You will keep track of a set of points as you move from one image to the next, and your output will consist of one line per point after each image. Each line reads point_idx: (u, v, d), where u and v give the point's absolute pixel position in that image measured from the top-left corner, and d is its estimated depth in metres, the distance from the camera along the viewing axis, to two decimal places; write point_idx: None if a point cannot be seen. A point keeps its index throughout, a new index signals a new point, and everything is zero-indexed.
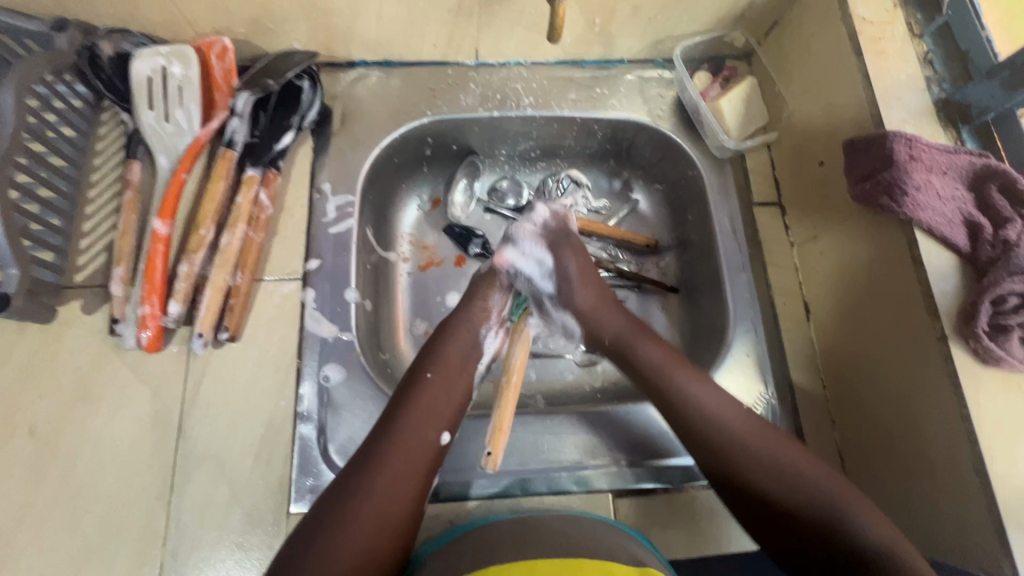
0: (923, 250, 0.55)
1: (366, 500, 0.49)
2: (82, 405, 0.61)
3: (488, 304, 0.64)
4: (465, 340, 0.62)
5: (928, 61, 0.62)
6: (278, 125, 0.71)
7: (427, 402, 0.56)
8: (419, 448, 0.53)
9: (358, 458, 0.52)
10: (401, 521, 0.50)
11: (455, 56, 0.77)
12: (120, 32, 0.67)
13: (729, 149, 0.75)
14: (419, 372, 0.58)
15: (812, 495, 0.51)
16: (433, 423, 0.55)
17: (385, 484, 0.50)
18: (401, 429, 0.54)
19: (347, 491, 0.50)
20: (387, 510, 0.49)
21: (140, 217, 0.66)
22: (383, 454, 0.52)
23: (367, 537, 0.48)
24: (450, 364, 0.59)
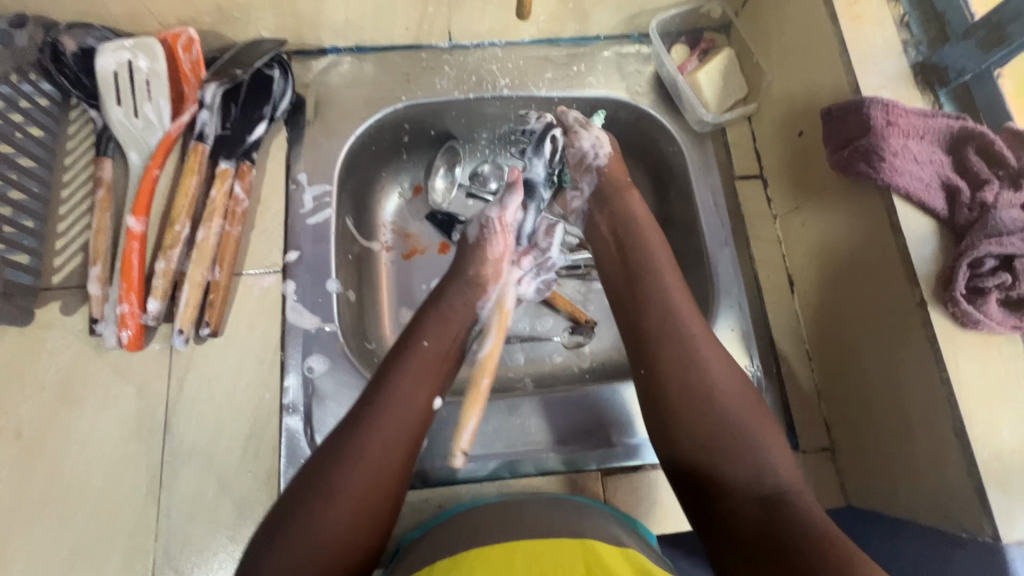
0: (901, 216, 0.54)
1: (355, 467, 0.48)
2: (67, 405, 0.61)
3: (483, 277, 0.65)
4: (460, 311, 0.63)
5: (904, 24, 0.61)
6: (250, 116, 0.70)
7: (421, 367, 0.56)
8: (410, 412, 0.53)
9: (347, 421, 0.52)
10: (383, 499, 0.49)
11: (428, 39, 0.76)
12: (81, 26, 0.65)
13: (708, 123, 0.75)
14: (415, 339, 0.58)
15: (738, 453, 0.49)
16: (423, 389, 0.55)
17: (376, 448, 0.50)
18: (393, 392, 0.53)
19: (330, 456, 0.49)
20: (378, 479, 0.49)
21: (114, 216, 0.66)
22: (375, 416, 0.51)
23: (355, 506, 0.47)
24: (442, 333, 0.60)
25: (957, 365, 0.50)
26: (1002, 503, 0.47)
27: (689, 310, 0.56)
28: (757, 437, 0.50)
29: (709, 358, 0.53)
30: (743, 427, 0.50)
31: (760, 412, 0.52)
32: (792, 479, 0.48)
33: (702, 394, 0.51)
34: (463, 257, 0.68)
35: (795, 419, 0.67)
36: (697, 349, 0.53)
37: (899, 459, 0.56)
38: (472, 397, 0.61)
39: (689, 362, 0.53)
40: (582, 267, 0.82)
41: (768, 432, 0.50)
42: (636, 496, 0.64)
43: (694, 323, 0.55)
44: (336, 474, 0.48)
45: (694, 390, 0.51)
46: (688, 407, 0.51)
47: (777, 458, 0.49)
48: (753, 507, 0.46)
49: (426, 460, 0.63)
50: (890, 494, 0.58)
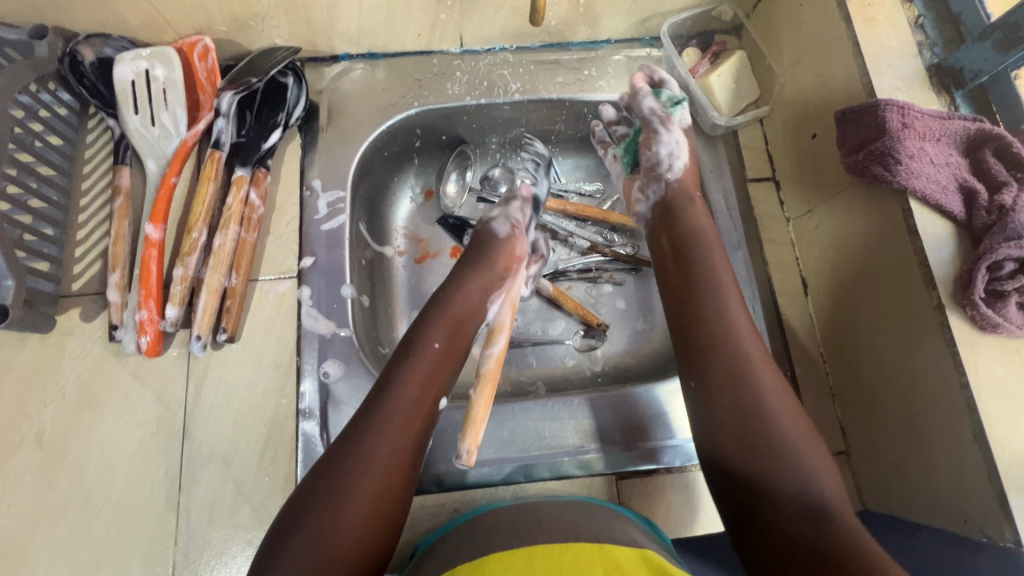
0: (918, 219, 0.54)
1: (364, 475, 0.49)
2: (87, 411, 0.62)
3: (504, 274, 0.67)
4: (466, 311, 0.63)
5: (919, 25, 0.60)
6: (265, 124, 0.70)
7: (429, 373, 0.56)
8: (417, 417, 0.54)
9: (354, 424, 0.52)
10: (392, 504, 0.50)
11: (440, 44, 0.77)
12: (99, 36, 0.66)
13: (720, 126, 0.74)
14: (422, 342, 0.58)
15: (786, 466, 0.49)
16: (428, 394, 0.56)
17: (385, 454, 0.50)
18: (399, 396, 0.54)
19: (339, 464, 0.49)
20: (386, 486, 0.50)
21: (132, 223, 0.67)
22: (383, 421, 0.52)
23: (364, 513, 0.48)
24: (451, 334, 0.60)
25: (976, 369, 0.50)
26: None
27: (745, 324, 0.56)
28: (801, 450, 0.49)
29: (761, 370, 0.53)
30: (791, 443, 0.50)
31: (807, 429, 0.51)
32: (836, 492, 0.48)
33: (754, 407, 0.51)
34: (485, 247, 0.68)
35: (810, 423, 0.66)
36: (746, 353, 0.54)
37: (916, 463, 0.56)
38: (484, 379, 0.61)
39: (738, 366, 0.53)
40: (594, 268, 0.81)
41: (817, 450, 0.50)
42: (651, 500, 0.65)
43: (748, 338, 0.54)
44: (346, 482, 0.48)
45: (748, 403, 0.51)
46: (738, 420, 0.51)
47: (821, 470, 0.49)
48: (794, 514, 0.47)
49: (439, 464, 0.63)
50: (908, 499, 0.58)
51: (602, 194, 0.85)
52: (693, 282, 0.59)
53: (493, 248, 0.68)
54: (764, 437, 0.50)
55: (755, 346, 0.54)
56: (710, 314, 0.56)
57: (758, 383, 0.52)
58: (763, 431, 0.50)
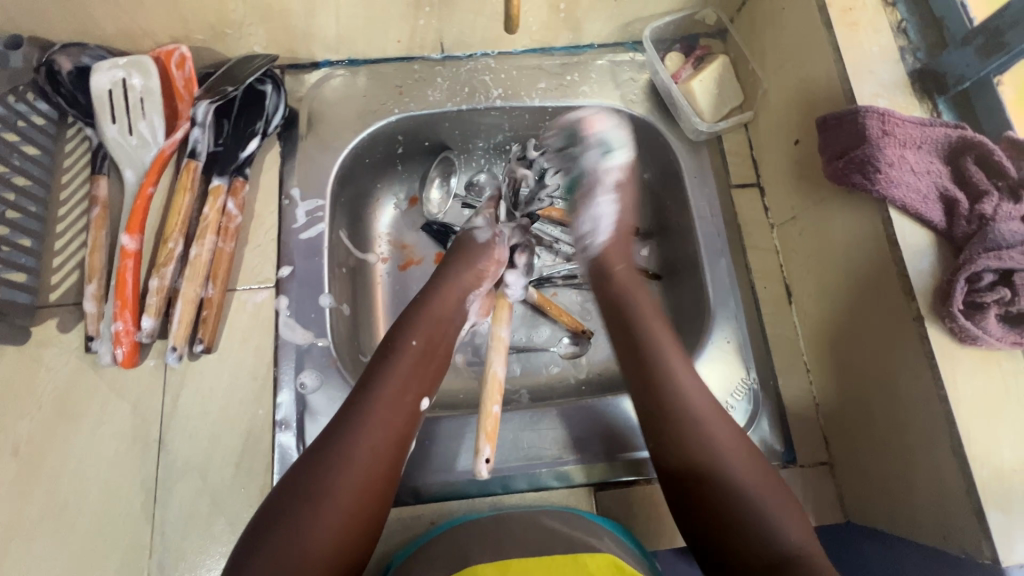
0: (897, 228, 0.53)
1: (344, 472, 0.48)
2: (63, 422, 0.62)
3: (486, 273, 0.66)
4: (449, 307, 0.62)
5: (901, 29, 0.59)
6: (243, 131, 0.70)
7: (409, 372, 0.56)
8: (399, 416, 0.53)
9: (336, 422, 0.51)
10: (371, 505, 0.49)
11: (420, 50, 0.76)
12: (76, 45, 0.66)
13: (703, 132, 0.74)
14: (402, 339, 0.58)
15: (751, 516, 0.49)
16: (411, 395, 0.55)
17: (365, 453, 0.50)
18: (381, 394, 0.53)
19: (318, 463, 0.49)
20: (367, 483, 0.49)
21: (110, 233, 0.66)
22: (365, 420, 0.51)
23: (344, 511, 0.47)
24: (431, 332, 0.59)
25: (955, 382, 0.49)
26: (1002, 524, 0.46)
27: (690, 380, 0.56)
28: (762, 499, 0.50)
29: (699, 404, 0.54)
30: (739, 476, 0.51)
31: (765, 476, 0.52)
32: (803, 538, 0.48)
33: (709, 461, 0.51)
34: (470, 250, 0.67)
35: (793, 433, 0.66)
36: (683, 389, 0.55)
37: (897, 476, 0.55)
38: (490, 386, 0.61)
39: (677, 401, 0.54)
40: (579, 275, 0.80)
41: (767, 481, 0.51)
42: (632, 513, 0.63)
43: (695, 396, 0.55)
44: (326, 479, 0.48)
45: (702, 461, 0.51)
46: (697, 468, 0.51)
47: (778, 509, 0.49)
48: (762, 566, 0.47)
49: (417, 476, 0.63)
50: (888, 512, 0.57)
51: None
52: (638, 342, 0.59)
53: (474, 250, 0.67)
54: (724, 491, 0.50)
55: (688, 379, 0.56)
56: (658, 373, 0.56)
57: (696, 415, 0.54)
58: (722, 484, 0.50)
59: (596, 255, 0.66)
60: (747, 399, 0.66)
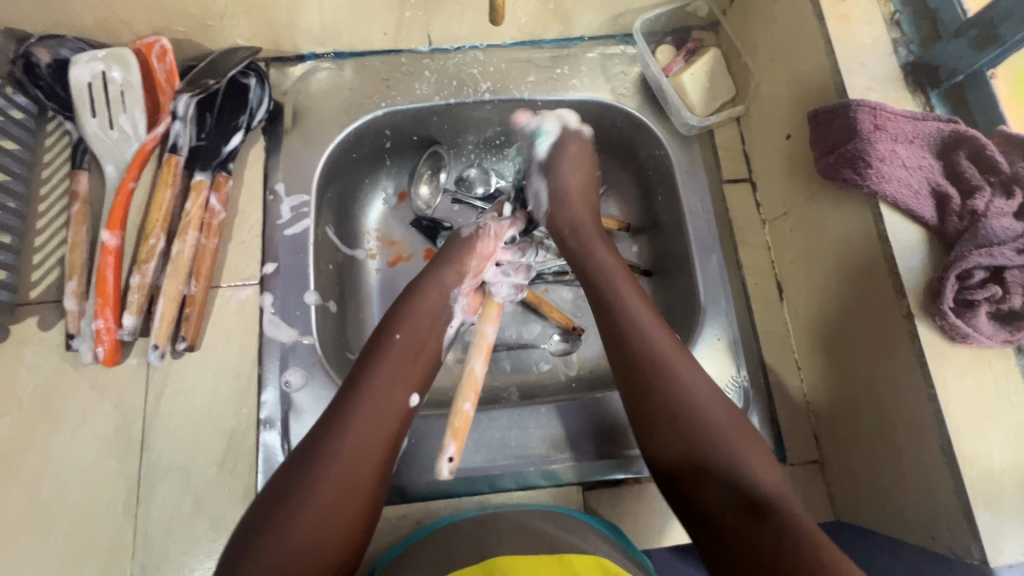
0: (888, 225, 0.52)
1: (328, 467, 0.47)
2: (44, 422, 0.61)
3: (467, 269, 0.65)
4: (437, 302, 0.62)
5: (894, 22, 0.58)
6: (226, 126, 0.69)
7: (394, 364, 0.55)
8: (388, 411, 0.52)
9: (325, 419, 0.51)
10: (361, 499, 0.48)
11: (407, 43, 0.75)
12: (54, 38, 0.65)
13: (694, 126, 0.73)
14: (387, 335, 0.57)
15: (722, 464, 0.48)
16: (399, 388, 0.54)
17: (352, 447, 0.49)
18: (369, 390, 0.52)
19: (304, 461, 0.48)
20: (354, 477, 0.48)
21: (91, 229, 0.65)
22: (350, 415, 0.50)
23: (331, 503, 0.46)
24: (416, 326, 0.59)
25: (945, 379, 0.48)
26: (990, 525, 0.45)
27: (666, 341, 0.55)
28: (735, 445, 0.49)
29: (678, 368, 0.53)
30: (718, 437, 0.49)
31: (741, 426, 0.50)
32: (775, 483, 0.47)
33: (680, 408, 0.51)
34: (452, 248, 0.67)
35: (784, 432, 0.65)
36: (659, 354, 0.53)
37: (887, 475, 0.54)
38: (465, 383, 0.60)
39: (652, 366, 0.53)
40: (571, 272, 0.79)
41: (749, 443, 0.49)
42: (620, 510, 0.63)
43: (667, 347, 0.54)
44: (314, 475, 0.47)
45: (673, 410, 0.51)
46: (675, 432, 0.50)
47: (757, 470, 0.47)
48: (733, 510, 0.46)
49: (403, 476, 0.62)
50: (877, 509, 0.56)
51: None
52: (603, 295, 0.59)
53: (458, 247, 0.66)
54: (694, 436, 0.49)
55: (662, 342, 0.54)
56: (626, 323, 0.56)
57: (673, 378, 0.52)
58: (694, 430, 0.50)
59: (568, 202, 0.69)
60: (736, 397, 0.65)
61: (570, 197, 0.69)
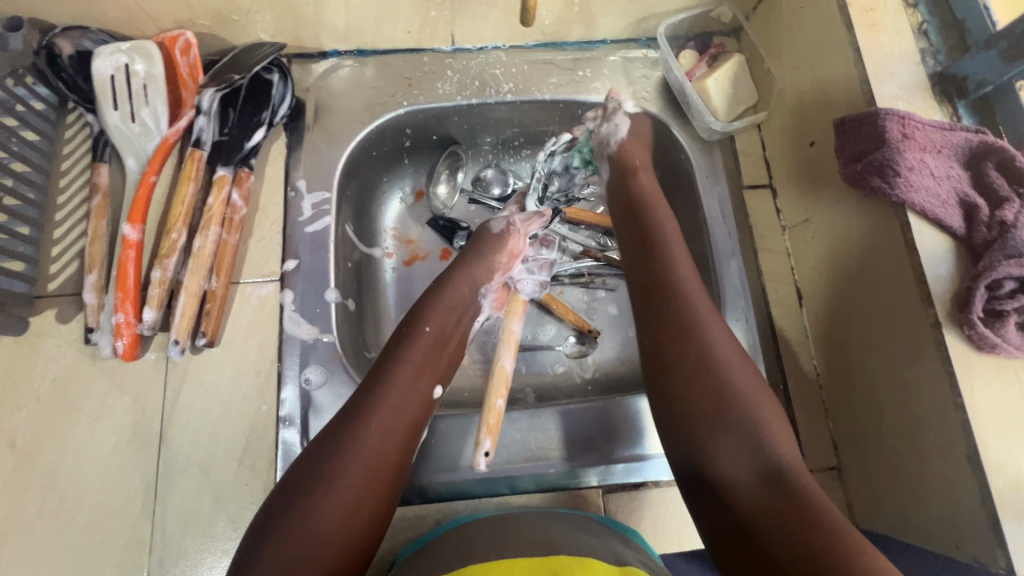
0: (916, 234, 0.52)
1: (357, 452, 0.47)
2: (62, 415, 0.60)
3: (493, 265, 0.65)
4: (465, 295, 0.62)
5: (922, 31, 0.59)
6: (248, 120, 0.68)
7: (423, 356, 0.55)
8: (413, 401, 0.52)
9: (352, 404, 0.51)
10: (384, 484, 0.48)
11: (431, 42, 0.75)
12: (78, 29, 0.64)
13: (717, 131, 0.73)
14: (417, 325, 0.57)
15: (746, 435, 0.47)
16: (423, 377, 0.54)
17: (379, 432, 0.49)
18: (398, 379, 0.52)
19: (333, 444, 0.48)
20: (381, 464, 0.48)
21: (111, 223, 0.65)
22: (380, 400, 0.50)
23: (357, 486, 0.46)
24: (445, 319, 0.59)
25: (971, 387, 0.49)
26: (1016, 535, 0.45)
27: (699, 298, 0.54)
28: (753, 411, 0.48)
29: (709, 328, 0.52)
30: (743, 403, 0.49)
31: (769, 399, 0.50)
32: (794, 455, 0.47)
33: (703, 364, 0.50)
34: (480, 241, 0.67)
35: (802, 437, 0.65)
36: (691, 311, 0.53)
37: (911, 483, 0.55)
38: (496, 379, 0.61)
39: (682, 324, 0.52)
40: (586, 274, 0.79)
41: (770, 409, 0.49)
42: (639, 514, 0.63)
43: (702, 304, 0.54)
44: (342, 458, 0.47)
45: (697, 368, 0.51)
46: (696, 388, 0.50)
47: (778, 439, 0.47)
48: (749, 486, 0.45)
49: (422, 476, 0.62)
50: (899, 517, 0.57)
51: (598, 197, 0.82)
52: (650, 246, 0.58)
53: (486, 242, 0.67)
54: (715, 393, 0.49)
55: (694, 295, 0.54)
56: (664, 272, 0.56)
57: (697, 332, 0.52)
58: (717, 391, 0.49)
59: (632, 150, 0.67)
60: None
61: (635, 145, 0.68)
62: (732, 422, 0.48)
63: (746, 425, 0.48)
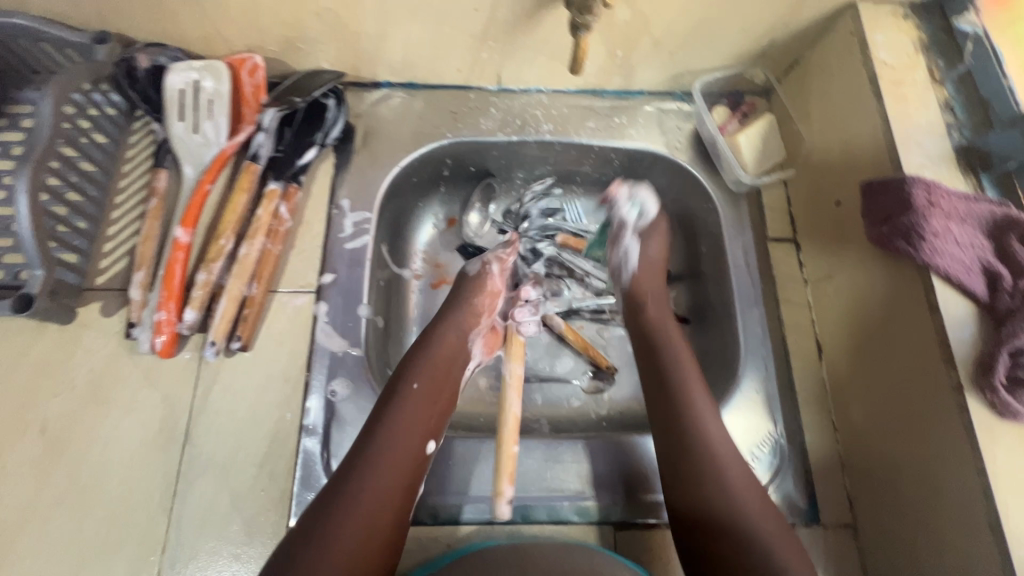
0: (940, 297, 0.54)
1: (353, 510, 0.49)
2: (94, 406, 0.62)
3: (477, 309, 0.69)
4: (452, 345, 0.65)
5: (948, 107, 0.62)
6: (302, 141, 0.74)
7: (417, 412, 0.57)
8: (404, 457, 0.54)
9: (345, 464, 0.52)
10: (382, 540, 0.49)
11: (478, 81, 0.79)
12: (157, 46, 0.69)
13: (745, 183, 0.76)
14: (405, 383, 0.59)
15: (738, 517, 0.52)
16: (415, 435, 0.56)
17: (372, 492, 0.50)
18: (388, 438, 0.54)
19: (329, 506, 0.49)
20: (376, 519, 0.49)
21: (163, 225, 0.68)
22: (374, 461, 0.52)
23: (357, 546, 0.48)
24: (434, 373, 0.61)
25: (992, 453, 0.49)
26: None
27: (692, 375, 0.61)
28: (746, 503, 0.53)
29: (709, 422, 0.57)
30: (736, 496, 0.53)
31: (760, 493, 0.54)
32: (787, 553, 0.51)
33: (704, 447, 0.56)
34: (461, 288, 0.71)
35: (817, 491, 0.65)
36: (690, 394, 0.59)
37: (930, 545, 0.55)
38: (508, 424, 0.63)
39: (687, 406, 0.58)
40: (607, 311, 0.82)
41: (758, 502, 0.53)
42: (651, 555, 0.63)
43: (701, 397, 0.59)
44: (334, 522, 0.48)
45: (695, 456, 0.55)
46: (697, 471, 0.55)
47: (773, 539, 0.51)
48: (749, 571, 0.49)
49: (438, 497, 0.62)
50: None
51: None
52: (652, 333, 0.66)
53: (467, 288, 0.71)
54: (713, 484, 0.54)
55: (690, 381, 0.61)
56: (671, 368, 0.62)
57: (698, 418, 0.57)
58: (717, 481, 0.54)
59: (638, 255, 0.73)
60: (772, 452, 0.66)
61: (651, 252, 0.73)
62: (731, 509, 0.52)
63: (741, 513, 0.52)
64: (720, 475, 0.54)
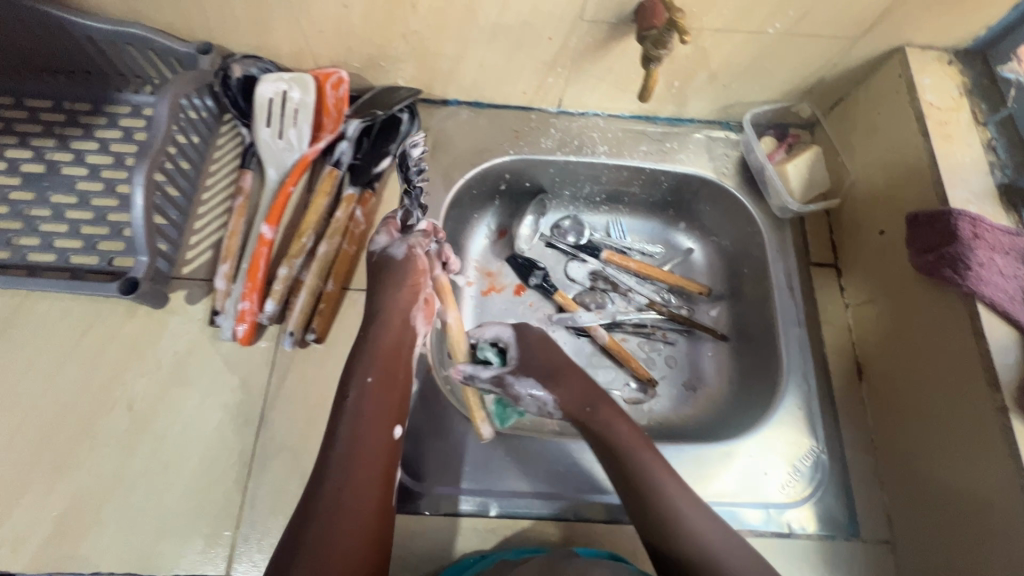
0: (985, 323, 0.57)
1: (336, 520, 0.52)
2: (176, 387, 0.66)
3: (413, 286, 0.66)
4: (400, 329, 0.65)
5: (991, 147, 0.66)
6: (378, 150, 0.79)
7: (374, 404, 0.59)
8: (374, 451, 0.57)
9: (318, 470, 0.55)
10: (369, 535, 0.53)
11: (540, 103, 0.84)
12: (251, 57, 0.75)
13: (791, 210, 0.79)
14: (359, 377, 0.60)
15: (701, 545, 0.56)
16: (380, 429, 0.58)
17: (350, 493, 0.53)
18: (356, 437, 0.57)
19: (313, 515, 0.52)
20: (358, 519, 0.53)
21: (246, 221, 0.73)
22: (347, 465, 0.55)
23: (346, 549, 0.51)
24: (388, 365, 0.62)
25: None
26: None
27: (623, 424, 0.64)
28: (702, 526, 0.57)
29: (650, 464, 0.60)
30: (692, 523, 0.58)
31: (715, 518, 0.59)
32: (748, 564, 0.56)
33: (653, 491, 0.59)
34: (393, 271, 0.67)
35: (857, 506, 0.67)
36: (626, 444, 0.62)
37: (972, 561, 0.57)
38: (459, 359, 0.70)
39: (626, 455, 0.61)
40: (649, 325, 0.84)
41: (715, 523, 0.58)
42: None
43: (637, 442, 0.62)
44: (320, 528, 0.51)
45: (649, 503, 0.59)
46: (652, 515, 0.58)
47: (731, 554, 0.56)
48: None
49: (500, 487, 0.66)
50: None
51: (663, 256, 0.90)
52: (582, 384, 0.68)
53: (395, 275, 0.66)
54: (669, 521, 0.58)
55: (623, 427, 0.64)
56: (605, 422, 0.64)
57: (639, 467, 0.60)
58: (673, 518, 0.58)
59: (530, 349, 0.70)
60: (814, 466, 0.68)
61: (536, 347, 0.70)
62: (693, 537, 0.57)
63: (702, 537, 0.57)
64: (674, 511, 0.58)
